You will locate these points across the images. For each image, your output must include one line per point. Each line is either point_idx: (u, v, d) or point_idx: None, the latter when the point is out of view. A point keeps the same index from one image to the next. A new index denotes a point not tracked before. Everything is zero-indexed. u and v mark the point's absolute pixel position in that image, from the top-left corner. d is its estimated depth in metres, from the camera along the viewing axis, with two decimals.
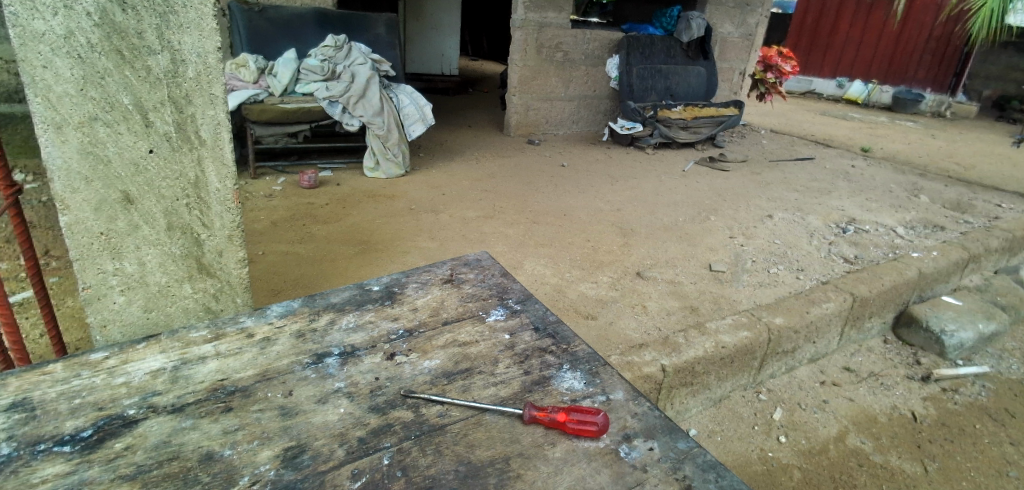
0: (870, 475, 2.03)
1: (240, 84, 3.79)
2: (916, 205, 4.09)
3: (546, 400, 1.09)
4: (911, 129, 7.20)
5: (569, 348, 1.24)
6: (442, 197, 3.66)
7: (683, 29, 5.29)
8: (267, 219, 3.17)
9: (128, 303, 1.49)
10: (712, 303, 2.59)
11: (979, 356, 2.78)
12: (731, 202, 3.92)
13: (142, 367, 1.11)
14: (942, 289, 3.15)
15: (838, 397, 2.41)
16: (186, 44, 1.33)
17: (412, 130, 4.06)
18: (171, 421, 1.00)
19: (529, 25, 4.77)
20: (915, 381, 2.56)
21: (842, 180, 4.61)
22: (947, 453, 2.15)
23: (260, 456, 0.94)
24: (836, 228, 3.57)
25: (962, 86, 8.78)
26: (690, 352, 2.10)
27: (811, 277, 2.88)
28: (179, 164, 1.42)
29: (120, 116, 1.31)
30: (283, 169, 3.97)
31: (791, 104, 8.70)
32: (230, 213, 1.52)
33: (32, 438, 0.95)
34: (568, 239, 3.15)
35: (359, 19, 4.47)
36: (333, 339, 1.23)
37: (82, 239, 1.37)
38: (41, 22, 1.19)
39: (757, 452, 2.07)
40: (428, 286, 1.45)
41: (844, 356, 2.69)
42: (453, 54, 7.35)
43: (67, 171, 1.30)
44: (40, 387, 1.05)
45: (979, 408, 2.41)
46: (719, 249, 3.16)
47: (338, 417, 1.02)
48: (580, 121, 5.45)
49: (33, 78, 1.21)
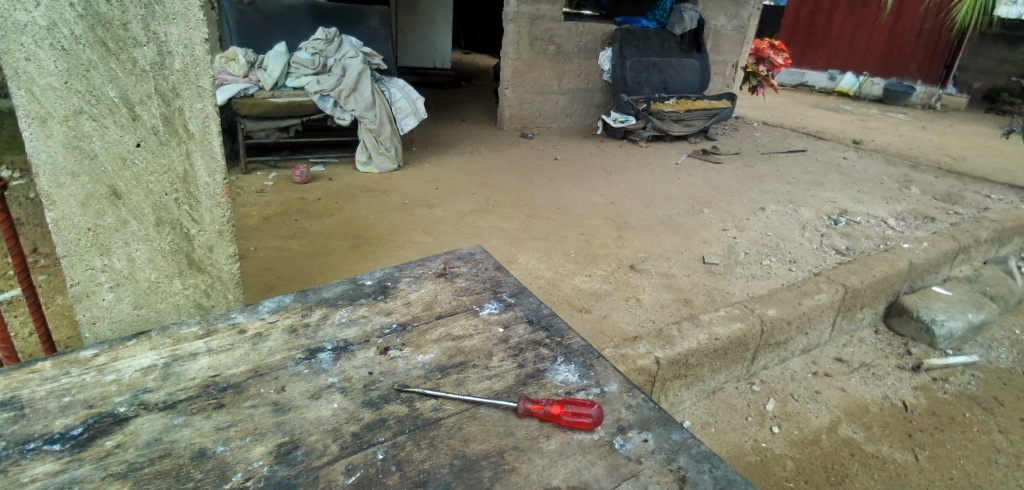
0: (862, 465, 2.04)
1: (230, 78, 3.75)
2: (907, 197, 4.11)
3: (540, 393, 1.09)
4: (902, 121, 7.24)
5: (564, 341, 1.24)
6: (434, 192, 3.64)
7: (677, 22, 5.33)
8: (259, 214, 3.15)
9: (119, 300, 1.48)
10: (706, 296, 2.60)
11: (969, 346, 2.80)
12: (725, 195, 3.93)
13: (133, 364, 1.10)
14: (933, 280, 3.17)
15: (831, 388, 2.42)
16: (173, 36, 1.31)
17: (404, 124, 4.05)
18: (163, 418, 0.99)
19: (521, 18, 4.74)
20: (907, 371, 2.58)
21: (834, 173, 4.62)
22: (938, 442, 2.17)
23: (254, 452, 0.93)
24: (829, 220, 3.59)
25: (953, 78, 8.58)
26: (684, 344, 2.11)
27: (803, 269, 2.89)
28: (167, 158, 1.40)
29: (106, 109, 1.30)
30: (275, 163, 3.93)
31: (784, 96, 8.72)
32: (220, 208, 1.51)
33: (20, 437, 0.93)
34: (562, 233, 3.14)
35: (350, 13, 4.44)
36: (326, 334, 1.22)
37: (69, 235, 1.35)
38: (23, 13, 1.17)
39: (751, 443, 2.08)
40: (422, 280, 1.44)
41: (836, 347, 2.71)
42: (445, 47, 7.32)
43: (53, 166, 1.28)
44: (28, 385, 1.04)
45: (969, 397, 2.43)
46: (713, 242, 3.17)
47: (332, 412, 1.02)
48: (573, 114, 5.44)
49: (17, 71, 1.19)
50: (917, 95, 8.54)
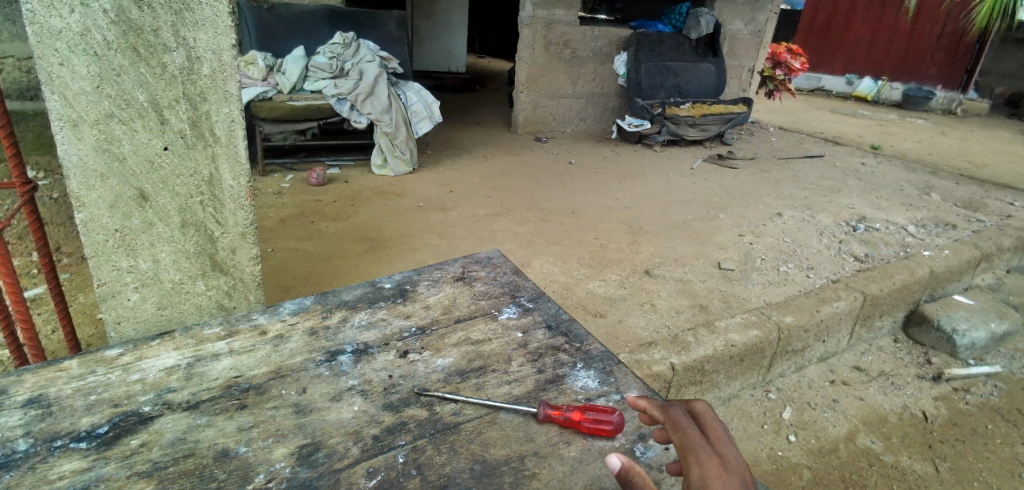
0: (881, 475, 2.01)
1: (249, 82, 3.80)
2: (927, 204, 4.05)
3: (560, 399, 1.09)
4: (922, 127, 7.15)
5: (583, 347, 1.24)
6: (449, 195, 3.65)
7: (693, 26, 5.31)
8: (276, 216, 3.18)
9: (143, 300, 1.51)
10: (722, 302, 2.58)
11: (991, 356, 2.75)
12: (740, 200, 3.90)
13: (157, 364, 1.12)
14: (954, 289, 3.12)
15: (849, 397, 2.39)
16: (201, 41, 1.33)
17: (419, 127, 4.07)
18: (187, 418, 1.00)
19: (537, 22, 4.74)
20: (927, 381, 2.54)
21: (852, 178, 4.57)
22: (959, 453, 2.14)
23: (276, 453, 0.94)
24: (847, 226, 3.54)
25: (974, 83, 8.36)
26: (700, 351, 2.09)
27: (821, 276, 2.86)
28: (193, 161, 1.42)
29: (135, 113, 1.32)
30: (292, 165, 3.97)
31: (800, 101, 8.64)
32: (244, 211, 1.52)
33: (48, 434, 0.95)
34: (576, 237, 3.14)
35: (368, 17, 4.48)
36: (346, 336, 1.23)
37: (97, 236, 1.38)
38: (57, 19, 1.19)
39: (767, 452, 2.06)
40: (440, 284, 1.45)
41: (854, 355, 2.68)
42: (460, 51, 7.35)
43: (83, 168, 1.31)
44: (56, 383, 1.06)
45: (991, 409, 2.39)
46: (729, 247, 3.15)
47: (352, 415, 1.03)
48: (588, 118, 5.44)
49: (51, 75, 1.22)
50: (937, 100, 8.41)
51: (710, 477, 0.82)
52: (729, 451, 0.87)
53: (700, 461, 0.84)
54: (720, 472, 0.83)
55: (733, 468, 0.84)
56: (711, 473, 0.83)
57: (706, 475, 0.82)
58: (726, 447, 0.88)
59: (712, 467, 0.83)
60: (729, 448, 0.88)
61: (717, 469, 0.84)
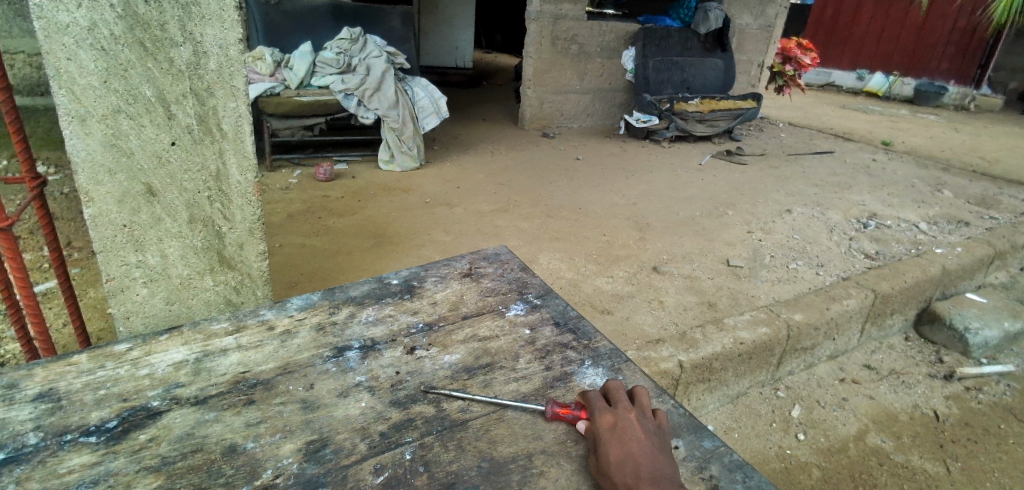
0: (891, 475, 2.00)
1: (257, 77, 3.80)
2: (940, 200, 4.01)
3: (568, 396, 1.09)
4: (934, 122, 7.08)
5: (592, 344, 1.23)
6: (456, 191, 3.64)
7: (701, 21, 5.24)
8: (283, 212, 3.19)
9: (151, 295, 1.51)
10: (730, 299, 2.56)
11: (1004, 355, 2.71)
12: (749, 197, 3.86)
13: (166, 359, 1.12)
14: (966, 287, 3.09)
15: (858, 395, 2.37)
16: (208, 36, 1.33)
17: (426, 123, 4.07)
18: (194, 413, 1.00)
19: (544, 17, 4.72)
20: (938, 380, 2.51)
21: (863, 175, 4.53)
22: (971, 453, 2.11)
23: (283, 449, 0.94)
24: (857, 223, 3.51)
25: (987, 78, 8.29)
26: (708, 348, 2.08)
27: (831, 274, 2.83)
28: (200, 156, 1.42)
29: (143, 108, 1.32)
30: (299, 161, 3.97)
31: (811, 97, 8.55)
32: (251, 207, 1.52)
33: (58, 428, 0.95)
34: (584, 234, 3.12)
35: (374, 13, 4.46)
36: (353, 333, 1.23)
37: (106, 231, 1.38)
38: (64, 14, 1.19)
39: (775, 450, 2.05)
40: (447, 280, 1.44)
41: (864, 353, 2.65)
42: (467, 46, 7.33)
43: (91, 163, 1.31)
44: (66, 378, 1.06)
45: (1004, 408, 2.36)
46: (737, 244, 3.12)
47: (360, 410, 1.02)
48: (595, 114, 5.41)
49: (58, 70, 1.22)
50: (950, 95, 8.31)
51: (606, 425, 0.95)
52: (624, 402, 1.00)
53: (595, 414, 0.97)
54: (614, 417, 0.96)
55: (624, 412, 0.97)
56: (605, 424, 0.95)
57: (601, 424, 0.95)
58: (619, 396, 1.01)
59: (604, 420, 0.96)
60: (623, 400, 1.00)
61: (611, 416, 0.97)
